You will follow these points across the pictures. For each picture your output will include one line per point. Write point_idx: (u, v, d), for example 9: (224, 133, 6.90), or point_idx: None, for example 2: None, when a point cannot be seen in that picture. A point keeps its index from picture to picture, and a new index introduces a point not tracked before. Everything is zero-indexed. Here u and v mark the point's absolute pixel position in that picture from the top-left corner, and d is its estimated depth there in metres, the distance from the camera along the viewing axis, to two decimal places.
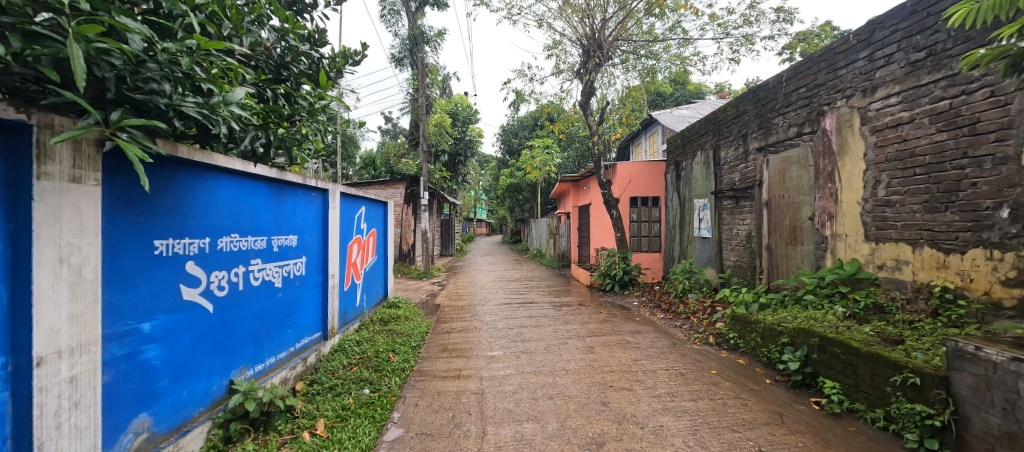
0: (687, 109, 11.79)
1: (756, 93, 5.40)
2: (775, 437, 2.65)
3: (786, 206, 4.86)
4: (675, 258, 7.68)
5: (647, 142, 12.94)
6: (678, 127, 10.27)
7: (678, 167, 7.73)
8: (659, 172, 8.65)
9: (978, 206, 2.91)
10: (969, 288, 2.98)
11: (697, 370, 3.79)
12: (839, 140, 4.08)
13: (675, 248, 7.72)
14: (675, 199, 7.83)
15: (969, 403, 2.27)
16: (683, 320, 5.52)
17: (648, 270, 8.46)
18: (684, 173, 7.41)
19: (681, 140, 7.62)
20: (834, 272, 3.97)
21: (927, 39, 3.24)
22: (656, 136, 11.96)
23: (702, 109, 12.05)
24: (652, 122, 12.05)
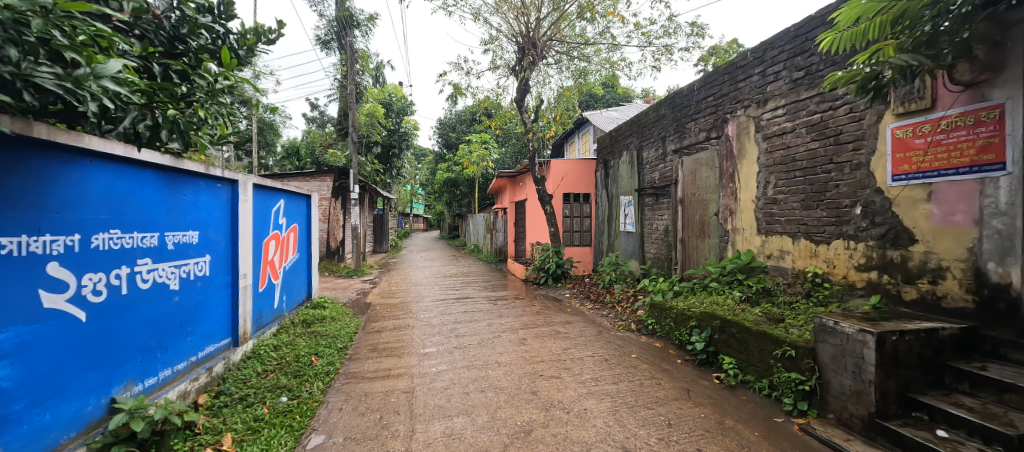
0: (617, 111, 12.50)
1: (673, 99, 5.88)
2: (682, 411, 2.95)
3: (696, 203, 5.38)
4: (604, 251, 8.15)
5: (580, 141, 13.58)
6: (608, 127, 10.86)
7: (606, 165, 8.19)
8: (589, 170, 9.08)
9: (840, 204, 3.47)
10: (833, 272, 3.55)
11: (619, 355, 4.08)
12: (738, 145, 4.61)
13: (603, 242, 8.19)
14: (604, 196, 8.28)
15: (829, 369, 2.72)
16: (609, 309, 5.89)
17: (579, 263, 8.87)
18: (612, 171, 7.87)
19: (609, 140, 8.07)
20: (733, 261, 4.50)
21: (805, 60, 3.75)
22: (588, 136, 12.54)
23: (630, 111, 12.86)
24: (584, 122, 12.61)
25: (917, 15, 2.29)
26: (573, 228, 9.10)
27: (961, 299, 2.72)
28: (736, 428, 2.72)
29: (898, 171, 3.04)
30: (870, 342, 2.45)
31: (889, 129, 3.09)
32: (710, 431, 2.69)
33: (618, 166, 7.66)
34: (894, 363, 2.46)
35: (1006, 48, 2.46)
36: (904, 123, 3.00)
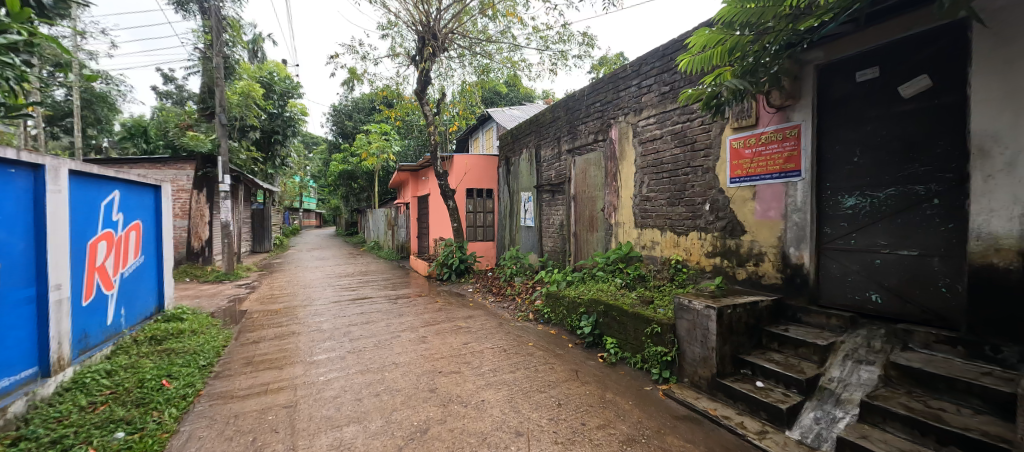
0: (519, 110, 12.94)
1: (566, 102, 6.30)
2: (571, 391, 3.22)
3: (586, 199, 5.88)
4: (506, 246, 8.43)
5: (484, 137, 13.74)
6: (510, 125, 11.19)
7: (508, 162, 8.47)
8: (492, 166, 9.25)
9: (695, 202, 4.14)
10: (689, 259, 4.23)
11: (517, 344, 4.27)
12: (620, 147, 5.16)
13: (506, 236, 8.45)
14: (506, 192, 8.55)
15: (685, 340, 3.24)
16: (509, 301, 6.11)
17: (482, 257, 9.01)
18: (514, 168, 8.15)
19: (511, 138, 8.32)
20: (616, 252, 5.04)
21: (670, 77, 4.34)
22: (491, 132, 12.77)
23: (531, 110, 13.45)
24: (488, 118, 12.80)
25: (746, 49, 2.99)
26: (476, 223, 9.12)
27: (773, 277, 3.48)
28: (614, 400, 3.07)
29: (734, 175, 3.74)
30: (713, 315, 3.00)
31: (729, 140, 3.78)
32: (594, 405, 3.00)
33: (519, 163, 7.95)
34: (729, 331, 3.05)
35: (801, 82, 3.27)
36: (738, 136, 3.70)
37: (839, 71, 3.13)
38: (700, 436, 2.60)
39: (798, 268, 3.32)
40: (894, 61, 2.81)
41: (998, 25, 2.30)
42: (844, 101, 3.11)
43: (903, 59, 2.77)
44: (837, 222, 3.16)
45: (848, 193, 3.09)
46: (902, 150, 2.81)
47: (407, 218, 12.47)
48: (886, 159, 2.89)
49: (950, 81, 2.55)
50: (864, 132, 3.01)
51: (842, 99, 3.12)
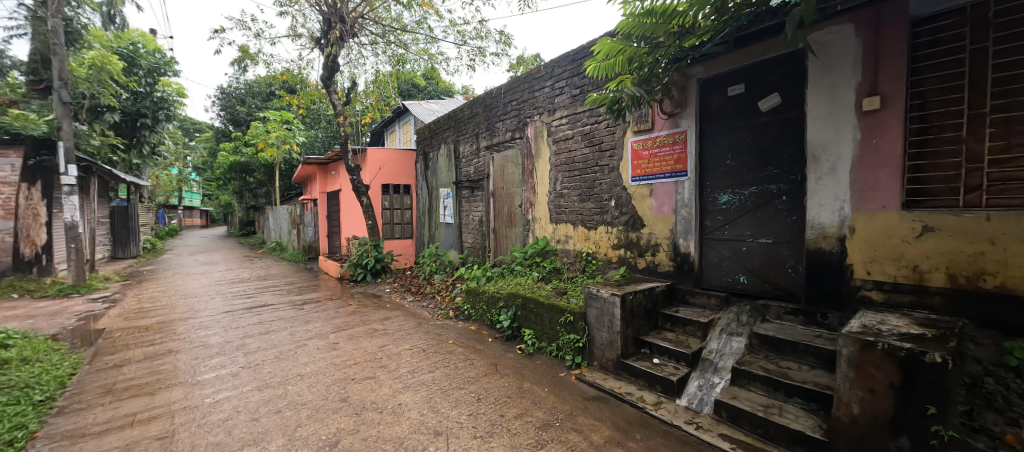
0: (437, 104, 12.66)
1: (484, 99, 6.33)
2: (490, 384, 3.27)
3: (504, 195, 6.00)
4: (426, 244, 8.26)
5: (400, 131, 13.17)
6: (427, 119, 10.90)
7: (426, 157, 8.27)
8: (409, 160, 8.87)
9: (602, 198, 4.48)
10: (598, 251, 4.57)
11: (436, 343, 4.21)
12: (535, 145, 5.35)
13: (425, 234, 8.28)
14: (425, 187, 8.34)
15: (594, 326, 3.50)
16: (429, 300, 5.99)
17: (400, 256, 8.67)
18: (432, 163, 7.98)
19: (429, 133, 8.11)
20: (533, 247, 5.25)
21: (580, 80, 4.60)
22: (408, 126, 12.31)
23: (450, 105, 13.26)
24: (405, 111, 12.31)
25: (643, 59, 3.34)
26: (393, 220, 8.71)
27: (666, 264, 3.93)
28: (531, 389, 3.20)
29: (635, 174, 4.12)
30: (617, 301, 3.28)
31: (630, 142, 4.15)
32: (512, 396, 3.08)
33: (437, 158, 7.81)
34: (631, 315, 3.37)
35: (687, 92, 3.72)
36: (638, 138, 4.08)
37: (715, 85, 3.63)
38: (608, 413, 2.84)
39: (685, 256, 3.78)
40: (755, 79, 3.35)
41: (825, 58, 2.89)
42: (718, 111, 3.60)
43: (761, 79, 3.33)
44: (715, 216, 3.66)
45: (723, 191, 3.61)
46: (760, 155, 3.37)
47: (315, 216, 11.47)
48: (749, 163, 3.44)
49: (793, 99, 3.14)
50: (734, 139, 3.53)
51: (717, 110, 3.62)
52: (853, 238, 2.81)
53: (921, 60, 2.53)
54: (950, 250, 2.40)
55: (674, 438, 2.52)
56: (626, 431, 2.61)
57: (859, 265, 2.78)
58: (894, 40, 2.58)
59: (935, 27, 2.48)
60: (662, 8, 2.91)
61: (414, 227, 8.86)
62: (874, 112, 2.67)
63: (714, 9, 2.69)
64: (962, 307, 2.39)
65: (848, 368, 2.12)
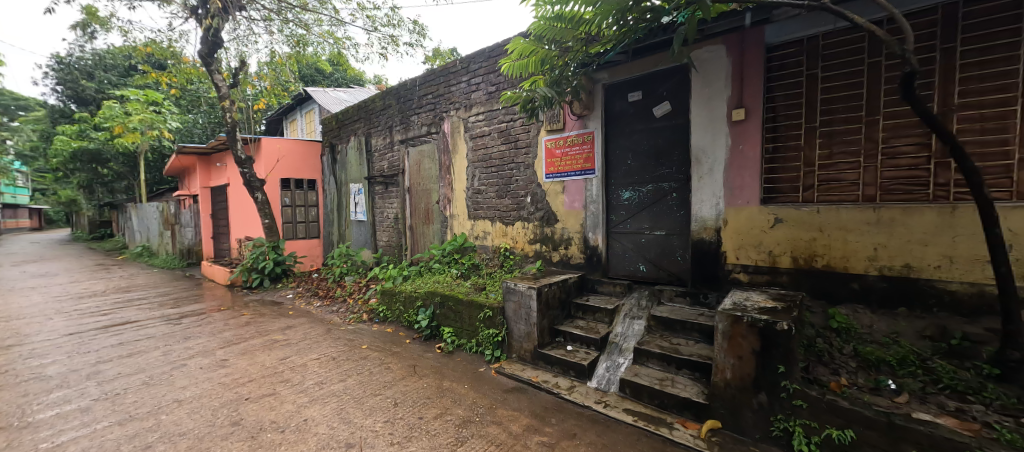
0: (346, 92, 11.77)
1: (397, 90, 6.04)
2: (408, 387, 3.16)
3: (421, 192, 5.85)
4: (335, 243, 7.73)
5: (302, 120, 11.97)
6: (334, 109, 10.06)
7: (334, 150, 7.65)
8: (313, 153, 8.09)
9: (518, 194, 4.60)
10: (515, 246, 4.70)
11: (347, 350, 3.94)
12: (452, 141, 5.28)
13: (334, 233, 7.74)
14: (333, 182, 7.72)
15: (512, 320, 3.59)
16: (339, 304, 5.58)
17: (305, 258, 7.90)
18: (340, 156, 7.44)
19: (336, 124, 7.51)
20: (451, 244, 5.19)
21: (496, 78, 4.65)
22: (312, 115, 11.24)
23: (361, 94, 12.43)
24: (307, 98, 11.20)
25: (553, 62, 3.52)
26: (296, 218, 7.91)
27: (578, 257, 4.19)
28: (451, 387, 3.16)
29: (548, 171, 4.32)
30: (534, 294, 3.41)
31: (544, 140, 4.33)
32: (431, 397, 3.02)
33: (346, 152, 7.30)
34: (546, 307, 3.52)
35: (594, 96, 3.99)
36: (551, 137, 4.27)
37: (618, 90, 3.95)
38: (526, 402, 2.94)
39: (594, 248, 4.07)
40: (651, 88, 3.72)
41: (704, 72, 3.32)
42: (621, 115, 3.93)
43: (655, 88, 3.71)
44: (619, 211, 4.00)
45: (625, 188, 3.95)
46: (655, 156, 3.75)
47: (196, 214, 9.93)
48: (646, 163, 3.81)
49: (681, 108, 3.56)
50: (633, 141, 3.88)
51: (620, 113, 3.94)
52: (726, 229, 3.29)
53: (773, 80, 3.05)
54: (793, 238, 2.98)
55: (585, 418, 2.71)
56: (542, 417, 2.73)
57: (731, 252, 3.28)
58: (754, 61, 3.07)
59: (782, 54, 3.01)
60: (570, 15, 3.07)
61: (321, 226, 8.15)
62: (740, 122, 3.15)
63: (615, 19, 2.86)
64: (801, 282, 2.96)
65: (723, 340, 2.47)
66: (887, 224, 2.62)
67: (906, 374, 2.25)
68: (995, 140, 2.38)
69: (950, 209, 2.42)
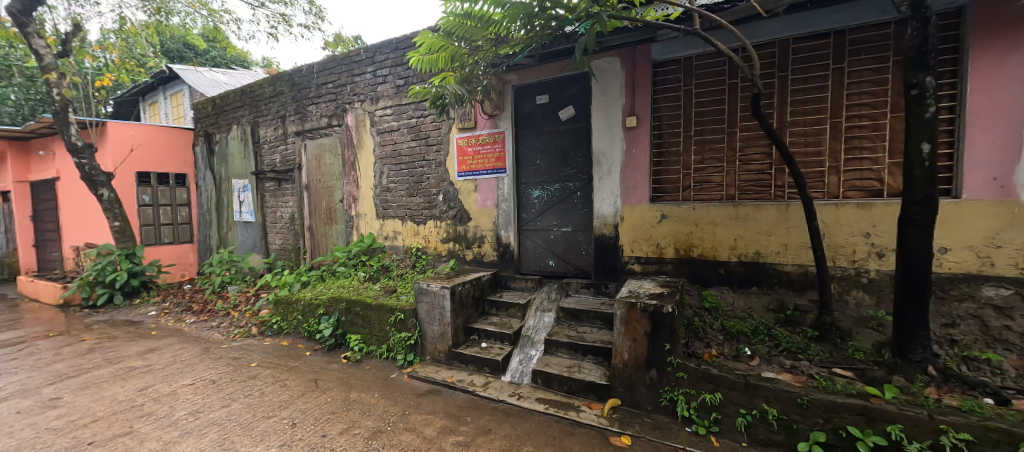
0: (224, 73, 10.16)
1: (290, 76, 5.45)
2: (308, 404, 2.87)
3: (322, 189, 5.38)
4: (214, 249, 6.76)
5: (167, 103, 10.06)
6: (211, 92, 8.66)
7: (210, 140, 6.60)
8: (182, 144, 6.85)
9: (430, 193, 4.51)
10: (428, 245, 4.61)
11: (231, 371, 3.44)
12: (357, 135, 4.95)
13: (212, 237, 6.77)
14: (210, 178, 6.68)
15: (425, 321, 3.49)
16: (220, 318, 4.85)
17: (173, 267, 6.73)
18: (219, 147, 6.48)
19: (213, 110, 6.48)
20: (358, 245, 4.88)
21: (404, 71, 4.47)
22: (181, 98, 9.52)
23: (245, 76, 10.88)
24: (173, 78, 9.42)
25: (463, 60, 3.49)
26: (160, 220, 6.67)
27: (491, 254, 4.27)
28: (359, 398, 2.96)
29: (461, 170, 4.31)
30: (447, 294, 3.36)
31: (455, 138, 4.30)
32: (336, 411, 2.79)
33: (226, 143, 6.37)
34: (460, 306, 3.50)
35: (505, 96, 4.07)
36: (463, 135, 4.26)
37: (527, 92, 4.09)
38: (440, 404, 2.88)
39: (506, 246, 4.19)
40: (556, 92, 3.93)
41: (602, 81, 3.61)
42: (530, 116, 4.08)
43: (561, 92, 3.92)
44: (529, 209, 4.16)
45: (535, 187, 4.12)
46: (561, 157, 3.97)
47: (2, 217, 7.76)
48: (553, 163, 4.02)
49: (583, 113, 3.83)
50: (542, 142, 4.06)
51: (529, 115, 4.09)
52: (623, 225, 3.63)
53: (659, 92, 3.44)
54: (677, 232, 3.40)
55: (500, 412, 2.75)
56: (458, 417, 2.71)
57: (627, 245, 3.63)
58: (643, 74, 3.43)
59: (665, 69, 3.41)
60: (480, 13, 3.04)
61: (196, 228, 7.01)
62: (633, 128, 3.49)
63: (523, 23, 2.92)
64: (682, 270, 3.41)
65: (621, 325, 2.72)
66: (743, 218, 3.15)
67: (758, 341, 2.72)
68: (812, 151, 3.01)
69: (785, 206, 3.00)
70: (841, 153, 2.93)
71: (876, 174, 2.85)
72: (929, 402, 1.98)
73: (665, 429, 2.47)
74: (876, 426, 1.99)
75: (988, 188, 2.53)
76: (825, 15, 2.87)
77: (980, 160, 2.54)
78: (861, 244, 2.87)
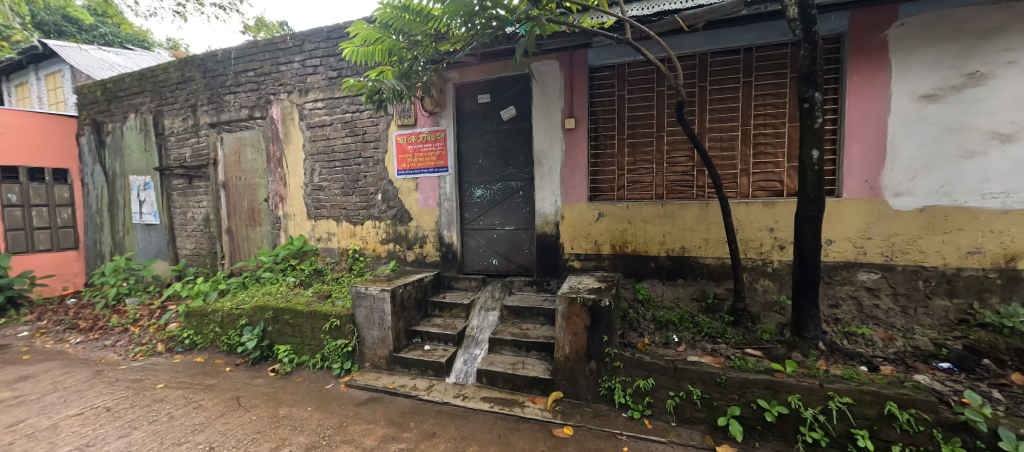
0: (115, 52, 8.77)
1: (202, 61, 4.87)
2: (229, 425, 2.60)
3: (243, 188, 4.90)
4: (107, 256, 5.89)
5: (38, 84, 8.44)
6: (104, 76, 7.46)
7: (100, 130, 5.70)
8: (64, 134, 5.80)
9: (368, 191, 4.32)
10: (366, 247, 4.41)
11: (131, 395, 3.00)
12: (284, 129, 4.57)
13: (104, 243, 5.89)
14: (101, 173, 5.77)
15: (364, 326, 3.32)
16: (116, 335, 4.22)
17: (52, 279, 5.66)
18: (111, 139, 5.62)
19: (103, 95, 5.60)
20: (286, 248, 4.52)
21: (337, 62, 4.21)
22: (59, 79, 8.05)
23: (143, 56, 9.48)
24: (47, 55, 7.88)
25: (402, 54, 3.28)
26: (32, 223, 5.53)
27: (433, 255, 4.19)
28: (290, 413, 2.74)
29: (401, 168, 4.17)
30: (387, 296, 3.23)
31: (394, 135, 4.15)
32: (263, 430, 2.55)
33: (121, 133, 5.54)
34: (401, 308, 3.38)
35: (446, 93, 4.00)
36: (402, 132, 4.12)
37: (468, 91, 4.06)
38: (381, 412, 2.76)
39: (449, 245, 4.13)
40: (498, 92, 3.95)
41: (542, 83, 3.69)
42: (471, 115, 4.06)
43: (502, 92, 3.95)
44: (472, 208, 4.14)
45: (477, 187, 4.11)
46: (503, 156, 4.00)
47: None
48: (495, 162, 4.04)
49: (524, 113, 3.89)
50: (484, 141, 4.05)
51: (471, 113, 4.07)
52: (564, 223, 3.75)
53: (595, 96, 3.60)
54: (613, 229, 3.59)
55: (445, 414, 2.71)
56: (400, 423, 2.62)
57: (567, 243, 3.76)
58: (581, 79, 3.57)
59: (600, 75, 3.58)
60: (419, 8, 2.95)
61: (82, 233, 6.01)
62: (571, 130, 3.61)
63: (464, 21, 2.89)
64: (617, 265, 3.61)
65: (562, 321, 2.80)
66: (670, 216, 3.41)
67: (684, 328, 2.96)
68: (727, 155, 3.35)
69: (705, 204, 3.30)
70: (750, 157, 3.29)
71: (778, 176, 3.24)
72: (820, 373, 2.29)
73: (604, 416, 2.59)
74: (780, 397, 2.26)
75: (861, 189, 3.00)
76: (736, 33, 3.20)
77: (855, 165, 3.00)
78: (767, 237, 3.24)
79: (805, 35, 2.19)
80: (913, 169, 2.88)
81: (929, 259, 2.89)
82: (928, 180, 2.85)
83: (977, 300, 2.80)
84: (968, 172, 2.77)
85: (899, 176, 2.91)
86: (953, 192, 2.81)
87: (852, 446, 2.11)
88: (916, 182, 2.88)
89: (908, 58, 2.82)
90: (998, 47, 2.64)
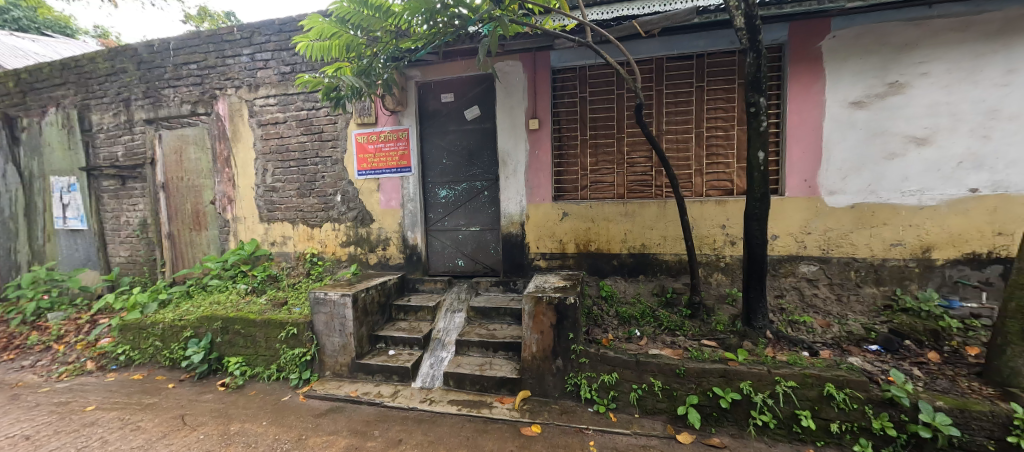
0: (31, 38, 7.87)
1: (136, 51, 4.48)
2: (173, 446, 2.40)
3: (186, 190, 4.56)
4: (21, 267, 5.24)
5: None
6: (14, 63, 6.65)
7: (13, 124, 5.09)
8: None
9: (326, 193, 4.15)
10: (325, 251, 4.23)
11: (55, 421, 2.70)
12: (231, 126, 4.29)
13: (19, 252, 5.24)
14: (13, 174, 5.15)
15: (323, 334, 3.18)
16: (35, 355, 3.78)
17: None
18: (26, 135, 5.03)
19: (16, 86, 5.00)
20: (236, 254, 4.25)
21: (290, 57, 4.01)
22: None
23: (65, 43, 8.55)
24: None
25: (360, 50, 3.22)
26: None
27: (397, 257, 4.09)
28: (243, 429, 2.58)
29: (361, 168, 4.04)
30: (348, 302, 3.10)
31: (354, 134, 4.01)
32: (212, 449, 2.38)
33: (39, 129, 4.97)
34: (364, 313, 3.26)
35: (408, 92, 3.91)
36: (362, 131, 3.99)
37: (431, 90, 4.00)
38: (343, 422, 2.65)
39: (413, 247, 4.05)
40: (461, 91, 3.92)
41: (506, 83, 3.70)
42: (434, 114, 4.00)
43: (466, 92, 3.92)
44: (437, 209, 4.08)
45: (442, 187, 4.06)
46: (467, 157, 3.98)
47: None
48: (460, 163, 4.00)
49: (488, 113, 3.89)
50: (448, 141, 4.01)
51: (434, 113, 4.01)
52: (529, 223, 3.77)
53: (557, 98, 3.66)
54: (577, 228, 3.66)
55: (411, 420, 2.65)
56: (364, 433, 2.53)
57: (532, 243, 3.79)
58: (544, 80, 3.61)
59: (563, 76, 3.63)
60: (378, 3, 2.84)
61: None
62: (535, 130, 3.65)
63: (425, 18, 2.85)
64: (582, 263, 3.68)
65: (529, 319, 2.81)
66: (631, 214, 3.53)
67: (645, 322, 3.07)
68: (682, 156, 3.51)
69: (663, 203, 3.44)
70: (703, 158, 3.46)
71: (728, 176, 3.44)
72: (768, 360, 2.45)
73: (571, 413, 2.64)
74: (733, 384, 2.39)
75: (801, 188, 3.24)
76: (689, 40, 3.35)
77: (795, 166, 3.24)
78: (719, 234, 3.43)
79: (751, 44, 2.33)
80: (845, 170, 3.15)
81: (859, 251, 3.17)
82: (857, 180, 3.13)
83: (899, 287, 3.11)
84: (890, 172, 3.07)
85: (833, 176, 3.17)
86: (878, 190, 3.10)
87: (797, 426, 2.27)
88: (848, 182, 3.15)
89: (840, 68, 3.08)
90: (913, 60, 2.95)
